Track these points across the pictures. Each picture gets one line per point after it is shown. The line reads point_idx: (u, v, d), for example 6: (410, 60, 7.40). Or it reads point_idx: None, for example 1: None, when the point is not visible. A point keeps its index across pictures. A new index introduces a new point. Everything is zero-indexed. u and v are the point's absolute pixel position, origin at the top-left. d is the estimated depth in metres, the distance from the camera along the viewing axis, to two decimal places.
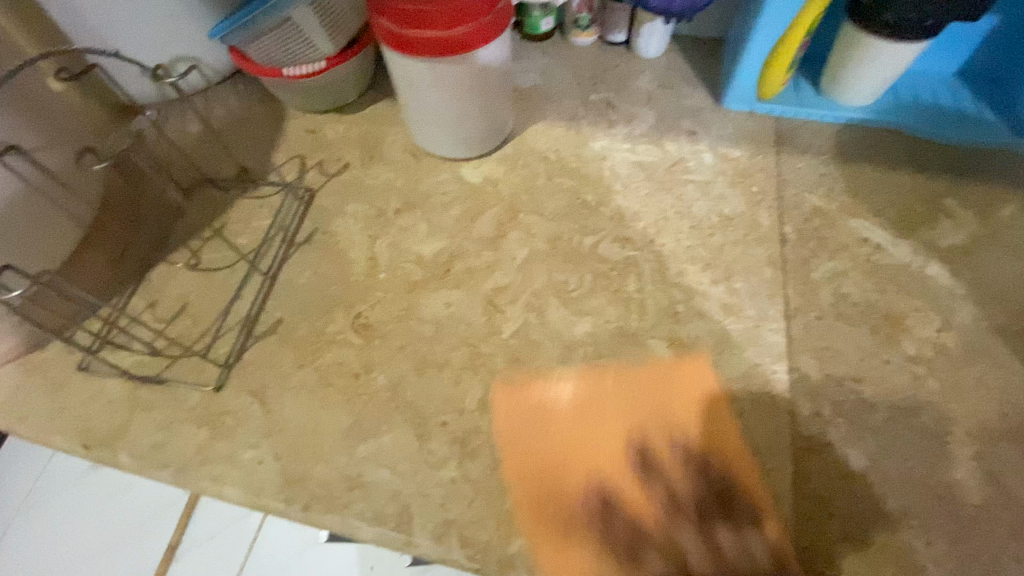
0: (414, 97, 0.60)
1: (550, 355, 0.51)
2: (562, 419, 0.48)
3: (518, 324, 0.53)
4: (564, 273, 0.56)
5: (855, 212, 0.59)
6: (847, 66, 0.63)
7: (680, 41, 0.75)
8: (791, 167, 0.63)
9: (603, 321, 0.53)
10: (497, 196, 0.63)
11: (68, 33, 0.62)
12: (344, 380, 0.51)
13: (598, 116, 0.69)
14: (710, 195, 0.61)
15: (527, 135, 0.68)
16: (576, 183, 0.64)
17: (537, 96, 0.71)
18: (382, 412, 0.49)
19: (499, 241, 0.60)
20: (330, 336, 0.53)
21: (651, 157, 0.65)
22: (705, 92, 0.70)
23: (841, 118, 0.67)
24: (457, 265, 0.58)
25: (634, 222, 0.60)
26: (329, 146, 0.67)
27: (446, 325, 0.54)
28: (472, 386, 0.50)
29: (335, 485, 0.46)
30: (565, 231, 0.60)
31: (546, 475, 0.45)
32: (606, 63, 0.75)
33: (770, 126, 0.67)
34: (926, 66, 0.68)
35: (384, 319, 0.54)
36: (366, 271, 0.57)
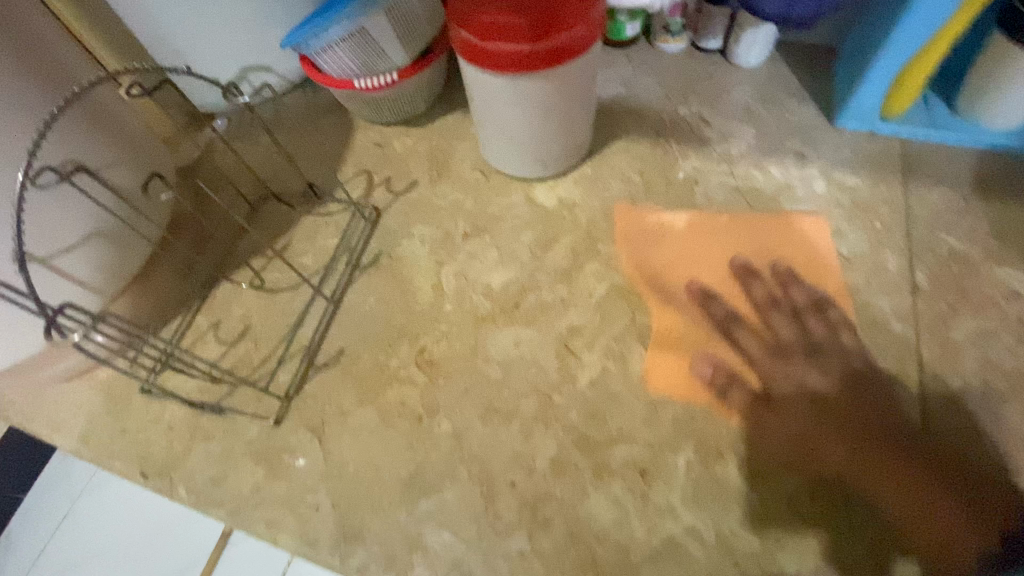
0: (489, 114, 0.55)
1: (633, 413, 0.45)
2: (647, 491, 0.42)
3: (596, 373, 0.48)
4: (649, 315, 0.50)
5: (1002, 260, 0.50)
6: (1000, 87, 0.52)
7: (784, 48, 0.67)
8: (921, 201, 0.54)
9: (695, 376, 0.47)
10: (574, 221, 0.58)
11: (146, 43, 0.61)
12: (405, 423, 0.47)
13: (688, 133, 0.62)
14: (822, 230, 0.53)
15: (607, 154, 0.62)
16: (662, 211, 0.57)
17: (620, 109, 0.65)
18: (446, 464, 0.45)
19: (575, 273, 0.54)
20: (391, 372, 0.50)
21: (751, 183, 0.57)
22: (814, 108, 0.62)
23: (981, 144, 0.57)
24: (529, 299, 0.53)
25: (730, 258, 0.53)
26: (396, 161, 0.64)
27: (516, 367, 0.49)
28: (544, 442, 0.45)
29: (394, 544, 0.42)
30: (649, 266, 0.53)
31: (629, 557, 0.40)
32: (697, 73, 0.67)
33: (896, 150, 0.58)
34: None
35: (449, 356, 0.50)
36: (431, 300, 0.54)
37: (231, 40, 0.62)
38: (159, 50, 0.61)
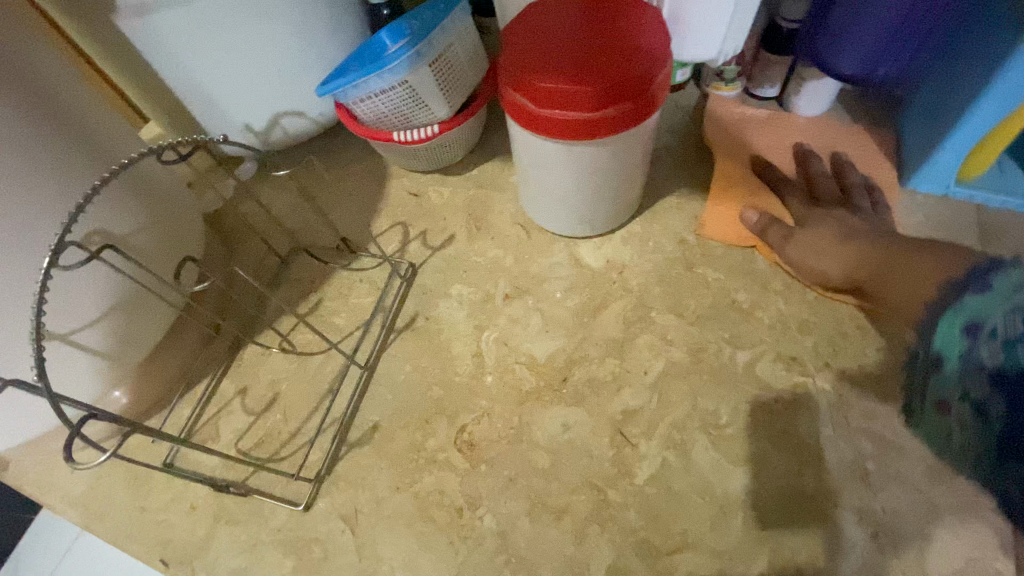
0: (539, 172, 0.52)
1: (699, 516, 0.41)
2: None
3: (655, 466, 0.43)
4: (711, 399, 0.46)
5: None
6: None
7: (845, 97, 0.63)
8: None
9: (767, 473, 0.42)
10: (624, 286, 0.54)
11: (178, 89, 0.58)
12: (445, 516, 0.43)
13: (744, 189, 0.58)
14: None
15: (658, 210, 0.58)
16: (720, 277, 0.53)
17: (670, 161, 0.61)
18: (491, 566, 0.41)
19: (627, 346, 0.50)
20: (430, 454, 0.46)
21: None
22: (881, 165, 0.58)
23: None
24: (577, 375, 0.49)
25: (799, 335, 0.48)
26: (433, 212, 0.61)
27: (565, 455, 0.45)
28: (600, 547, 0.41)
29: None
30: (709, 340, 0.49)
31: None
32: (752, 122, 0.63)
33: (971, 219, 0.54)
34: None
35: (492, 438, 0.46)
36: (471, 371, 0.50)
37: (266, 87, 0.59)
38: (192, 95, 0.59)
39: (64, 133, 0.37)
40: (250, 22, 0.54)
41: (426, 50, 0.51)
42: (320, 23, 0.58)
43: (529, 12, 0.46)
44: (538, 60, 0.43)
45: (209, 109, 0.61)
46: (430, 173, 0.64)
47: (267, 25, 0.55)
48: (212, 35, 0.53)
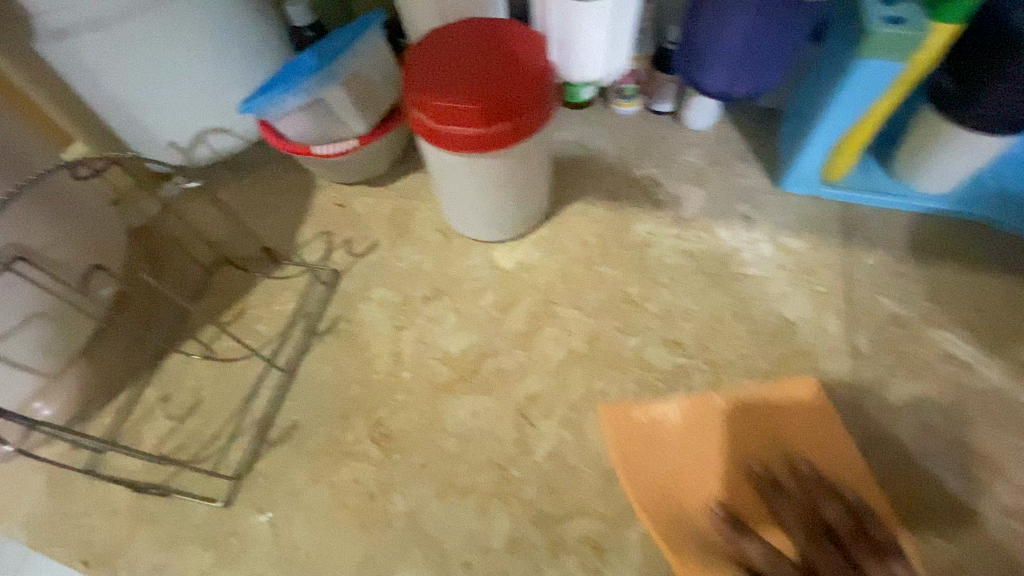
0: (446, 182, 0.56)
1: (589, 486, 0.46)
2: (602, 568, 0.42)
3: (553, 444, 0.48)
4: (605, 382, 0.51)
5: (935, 323, 0.52)
6: (926, 158, 0.56)
7: (732, 111, 0.70)
8: (860, 264, 0.57)
9: (649, 445, 0.47)
10: (533, 285, 0.58)
11: (99, 108, 0.60)
12: (359, 502, 0.46)
13: (642, 194, 0.65)
14: (768, 293, 0.55)
15: (565, 215, 0.63)
16: (617, 274, 0.58)
17: (577, 170, 0.67)
18: (399, 545, 0.44)
19: (533, 339, 0.54)
20: (346, 446, 0.49)
21: (701, 246, 0.60)
22: (760, 170, 0.65)
23: (913, 207, 0.60)
24: (486, 367, 0.53)
25: (683, 322, 0.54)
26: (356, 221, 0.64)
27: (472, 440, 0.49)
28: (500, 520, 0.44)
29: None
30: (605, 331, 0.54)
31: None
32: (651, 135, 0.70)
33: (836, 214, 0.61)
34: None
35: (405, 428, 0.49)
36: (388, 368, 0.53)
37: (188, 104, 0.62)
38: (114, 114, 0.61)
39: None
40: (173, 46, 0.57)
41: (338, 71, 0.55)
42: (242, 47, 0.61)
43: (435, 33, 0.51)
44: (433, 79, 0.47)
45: (132, 127, 0.62)
46: (354, 184, 0.68)
47: (187, 47, 0.58)
48: (134, 58, 0.56)
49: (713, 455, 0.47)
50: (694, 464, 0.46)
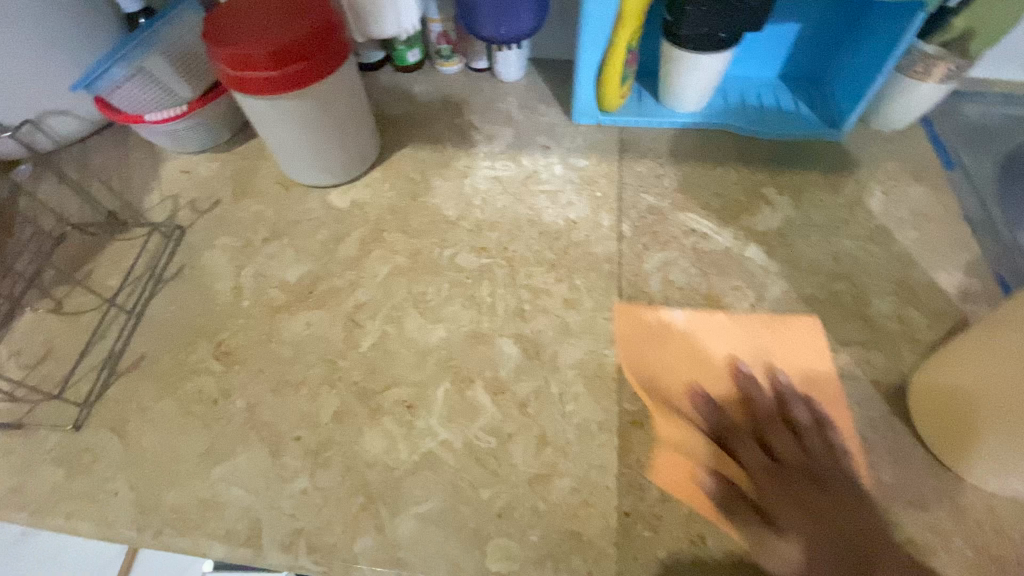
0: (269, 132, 0.64)
1: (404, 363, 0.54)
2: (412, 420, 0.51)
3: (375, 337, 0.56)
4: (422, 284, 0.60)
5: (685, 208, 0.65)
6: (669, 78, 0.70)
7: (538, 64, 0.82)
8: (631, 171, 0.69)
9: (456, 326, 0.57)
10: (363, 217, 0.66)
11: None
12: (202, 407, 0.53)
13: (461, 137, 0.75)
14: (558, 202, 0.67)
15: (394, 159, 0.72)
16: (437, 201, 0.68)
17: (406, 123, 0.76)
18: (238, 432, 0.51)
19: (361, 260, 0.62)
20: (191, 366, 0.55)
21: (508, 172, 0.71)
22: (559, 109, 0.77)
23: (674, 124, 0.73)
24: (319, 287, 0.60)
25: (489, 232, 0.65)
26: (203, 184, 0.70)
27: (305, 344, 0.56)
28: (327, 400, 0.52)
29: (189, 507, 0.48)
30: (424, 246, 0.63)
31: (393, 474, 0.48)
32: (472, 89, 0.81)
33: (615, 136, 0.73)
34: (755, 70, 0.75)
35: (245, 345, 0.56)
36: (230, 300, 0.60)
37: (22, 90, 0.65)
38: None
39: None
40: None
41: (153, 41, 0.62)
42: (68, 32, 0.65)
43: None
44: (232, 31, 0.55)
45: None
46: (199, 154, 0.74)
47: (11, 32, 0.61)
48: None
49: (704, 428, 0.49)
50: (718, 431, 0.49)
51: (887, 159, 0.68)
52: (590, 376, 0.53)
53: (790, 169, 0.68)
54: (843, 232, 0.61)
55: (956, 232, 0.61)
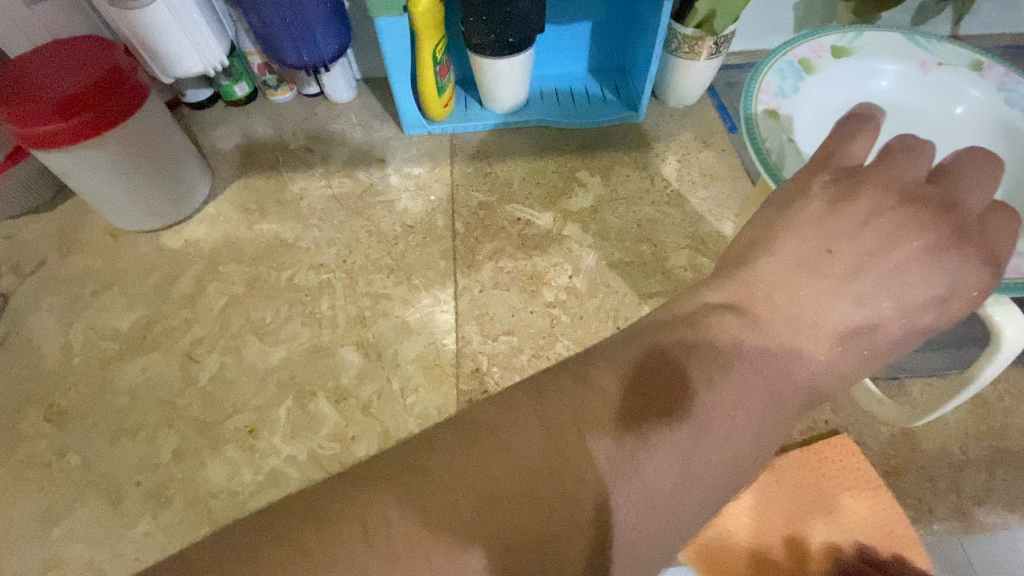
0: (81, 181, 0.63)
1: (245, 388, 0.56)
2: (255, 442, 0.52)
3: (215, 369, 0.57)
4: (261, 310, 0.61)
5: (509, 200, 0.71)
6: (483, 84, 0.75)
7: (368, 82, 0.85)
8: (460, 173, 0.74)
9: (297, 344, 0.59)
10: (198, 255, 0.66)
11: None
12: (35, 472, 0.51)
13: (298, 162, 0.76)
14: (394, 210, 0.70)
15: (229, 193, 0.73)
16: (274, 226, 0.69)
17: (240, 155, 0.77)
18: (76, 489, 0.50)
19: (198, 297, 0.63)
20: (20, 433, 0.54)
21: (345, 188, 0.73)
22: (392, 123, 0.81)
23: (498, 125, 0.78)
24: (155, 330, 0.60)
25: (329, 249, 0.67)
26: (24, 247, 0.68)
27: (141, 389, 0.56)
28: (167, 439, 0.53)
29: (26, 574, 0.47)
30: (262, 272, 0.65)
31: (238, 498, 0.49)
32: (305, 113, 0.83)
33: (445, 142, 0.78)
34: (566, 66, 0.82)
35: (78, 401, 0.55)
36: (60, 358, 0.58)
37: None
38: None
39: None
40: None
41: None
42: None
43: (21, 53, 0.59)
44: (11, 86, 0.54)
45: None
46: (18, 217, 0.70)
47: None
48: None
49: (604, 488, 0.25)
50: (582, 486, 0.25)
51: (680, 131, 0.77)
52: (430, 365, 0.57)
53: (600, 152, 0.75)
54: (644, 202, 0.69)
55: (739, 188, 0.71)
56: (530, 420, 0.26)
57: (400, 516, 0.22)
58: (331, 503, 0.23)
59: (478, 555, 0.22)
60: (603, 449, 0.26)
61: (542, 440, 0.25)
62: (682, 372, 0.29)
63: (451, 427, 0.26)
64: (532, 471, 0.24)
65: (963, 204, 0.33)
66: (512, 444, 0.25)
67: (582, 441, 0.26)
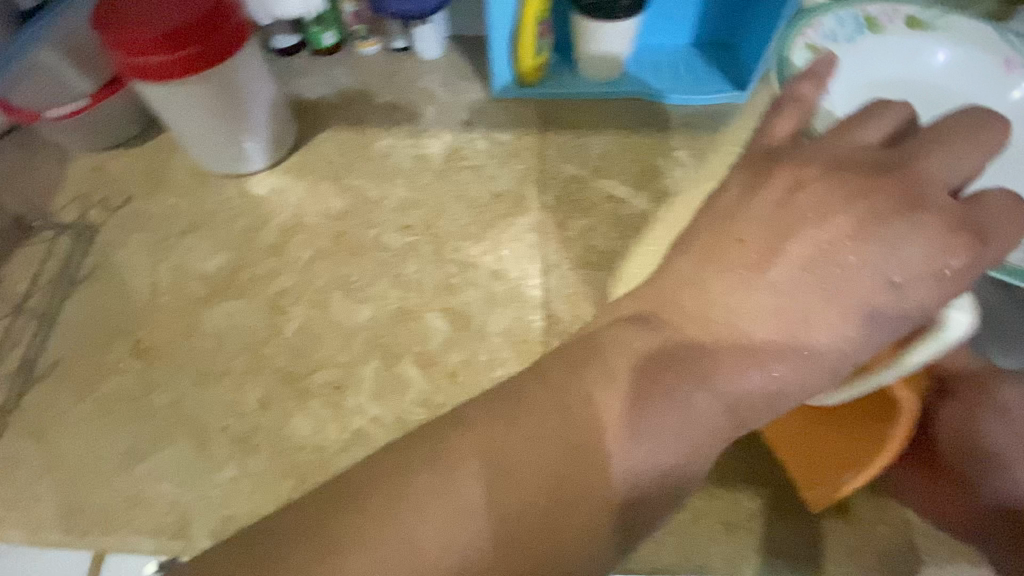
0: (179, 117, 0.63)
1: (330, 344, 0.54)
2: (341, 400, 0.51)
3: (301, 322, 0.56)
4: (347, 267, 0.60)
5: (604, 174, 0.67)
6: (584, 48, 0.71)
7: (457, 40, 0.81)
8: (552, 142, 0.70)
9: (384, 304, 0.57)
10: (283, 204, 0.65)
11: None
12: (123, 406, 0.51)
13: (384, 118, 0.74)
14: (483, 175, 0.67)
15: (314, 143, 0.71)
16: (360, 182, 0.67)
17: (326, 106, 0.75)
18: (162, 427, 0.50)
19: (283, 247, 0.61)
20: (108, 366, 0.53)
21: (432, 149, 0.70)
22: (481, 84, 0.77)
23: (595, 94, 0.74)
24: (241, 276, 0.59)
25: (415, 210, 0.65)
26: (114, 181, 0.67)
27: (227, 334, 0.55)
28: (254, 387, 0.52)
29: (113, 506, 0.46)
30: (348, 228, 0.63)
31: (324, 454, 0.48)
32: (392, 68, 0.79)
33: (537, 108, 0.74)
34: (667, 36, 0.76)
35: (165, 340, 0.55)
36: (148, 295, 0.58)
37: None
38: None
39: None
40: None
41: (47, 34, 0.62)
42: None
43: None
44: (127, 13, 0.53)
45: None
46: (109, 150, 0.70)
47: None
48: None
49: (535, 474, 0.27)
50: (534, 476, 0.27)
51: None
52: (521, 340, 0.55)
53: (702, 133, 0.71)
54: None
55: None
56: (488, 429, 0.28)
57: (347, 540, 0.25)
58: (329, 506, 0.26)
59: (429, 544, 0.25)
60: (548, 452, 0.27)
61: (530, 434, 0.27)
62: (650, 376, 0.30)
63: (432, 426, 0.29)
64: (511, 471, 0.27)
65: (913, 167, 0.30)
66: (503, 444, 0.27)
67: (520, 436, 0.28)
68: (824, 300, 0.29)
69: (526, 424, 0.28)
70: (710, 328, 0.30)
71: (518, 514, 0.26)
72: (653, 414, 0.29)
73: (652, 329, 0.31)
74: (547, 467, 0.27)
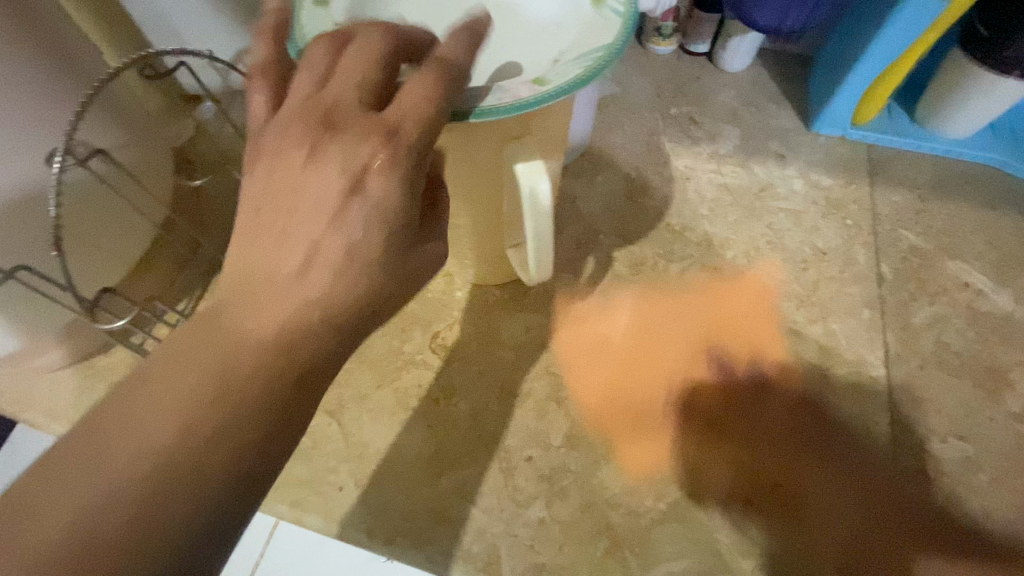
0: None
1: (638, 391, 0.49)
2: (654, 461, 0.46)
3: (603, 356, 0.51)
4: (649, 303, 0.54)
5: (953, 255, 0.56)
6: (950, 97, 0.60)
7: (764, 54, 0.72)
8: (886, 200, 0.60)
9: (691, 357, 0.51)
10: (576, 214, 0.60)
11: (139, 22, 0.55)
12: (424, 406, 0.49)
13: (679, 132, 0.67)
14: (802, 225, 0.59)
15: (605, 148, 0.65)
16: (657, 205, 0.61)
17: (616, 106, 0.68)
18: (466, 442, 0.47)
19: (579, 264, 0.57)
20: (407, 356, 0.51)
21: (738, 180, 0.62)
22: (792, 112, 0.67)
23: (936, 150, 0.63)
24: (537, 288, 0.55)
25: (722, 250, 0.58)
26: None
27: (528, 352, 0.51)
28: (558, 420, 0.48)
29: (419, 518, 0.44)
30: (648, 257, 0.57)
31: (639, 521, 0.44)
32: (687, 74, 0.72)
33: (863, 154, 0.64)
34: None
35: (464, 341, 0.52)
36: (443, 287, 0.55)
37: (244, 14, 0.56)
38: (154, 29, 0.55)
39: (51, 52, 0.39)
40: None
41: None
42: None
43: None
44: None
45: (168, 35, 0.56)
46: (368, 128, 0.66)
47: None
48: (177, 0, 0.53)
49: (239, 374, 0.23)
50: (223, 385, 0.23)
51: None
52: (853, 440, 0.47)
53: None
54: None
55: None
56: (206, 345, 0.24)
57: (174, 419, 0.22)
58: (83, 439, 0.21)
59: (250, 432, 0.23)
60: (235, 389, 0.23)
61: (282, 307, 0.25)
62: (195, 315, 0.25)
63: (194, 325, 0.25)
64: (209, 399, 0.23)
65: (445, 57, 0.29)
66: (72, 464, 0.21)
67: (247, 369, 0.24)
68: (320, 167, 0.26)
69: (162, 355, 0.24)
70: (256, 293, 0.25)
71: (306, 369, 0.25)
72: (344, 290, 0.26)
73: (222, 318, 0.25)
74: (315, 335, 0.25)
